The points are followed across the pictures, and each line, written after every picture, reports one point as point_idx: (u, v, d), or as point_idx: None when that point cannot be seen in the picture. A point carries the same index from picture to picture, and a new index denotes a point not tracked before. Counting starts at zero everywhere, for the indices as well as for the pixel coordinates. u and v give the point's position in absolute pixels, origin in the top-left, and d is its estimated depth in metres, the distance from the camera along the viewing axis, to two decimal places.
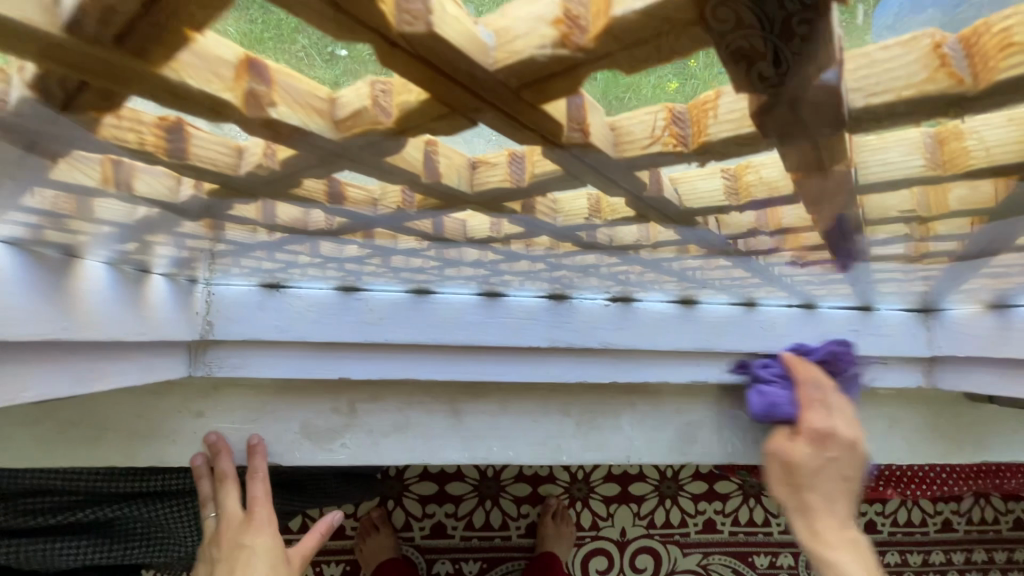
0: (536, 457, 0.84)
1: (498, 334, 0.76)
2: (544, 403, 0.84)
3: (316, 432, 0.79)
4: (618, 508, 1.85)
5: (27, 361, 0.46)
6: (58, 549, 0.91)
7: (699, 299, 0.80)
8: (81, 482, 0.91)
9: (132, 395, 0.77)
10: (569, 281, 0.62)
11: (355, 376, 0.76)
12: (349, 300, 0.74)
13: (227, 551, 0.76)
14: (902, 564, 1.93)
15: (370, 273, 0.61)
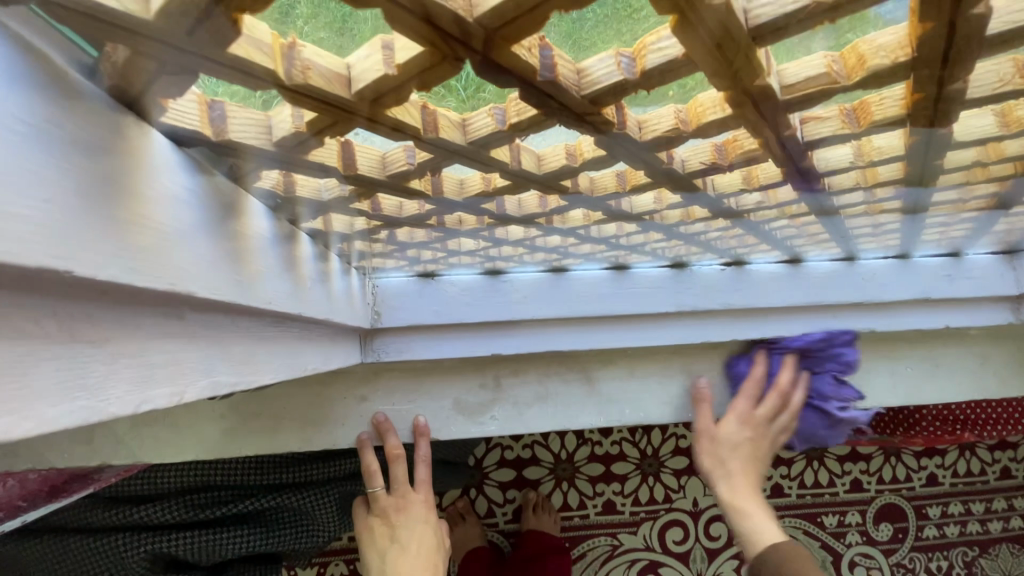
0: (666, 416, 0.91)
1: (630, 303, 0.84)
2: (668, 364, 0.92)
3: (467, 407, 0.88)
4: (689, 479, 1.86)
5: (308, 341, 0.53)
6: (222, 540, 0.94)
7: (806, 257, 0.86)
8: (239, 474, 0.96)
9: (301, 385, 0.84)
10: (713, 242, 0.69)
11: (506, 351, 0.84)
12: (497, 283, 0.81)
13: (405, 523, 0.86)
14: (967, 513, 1.98)
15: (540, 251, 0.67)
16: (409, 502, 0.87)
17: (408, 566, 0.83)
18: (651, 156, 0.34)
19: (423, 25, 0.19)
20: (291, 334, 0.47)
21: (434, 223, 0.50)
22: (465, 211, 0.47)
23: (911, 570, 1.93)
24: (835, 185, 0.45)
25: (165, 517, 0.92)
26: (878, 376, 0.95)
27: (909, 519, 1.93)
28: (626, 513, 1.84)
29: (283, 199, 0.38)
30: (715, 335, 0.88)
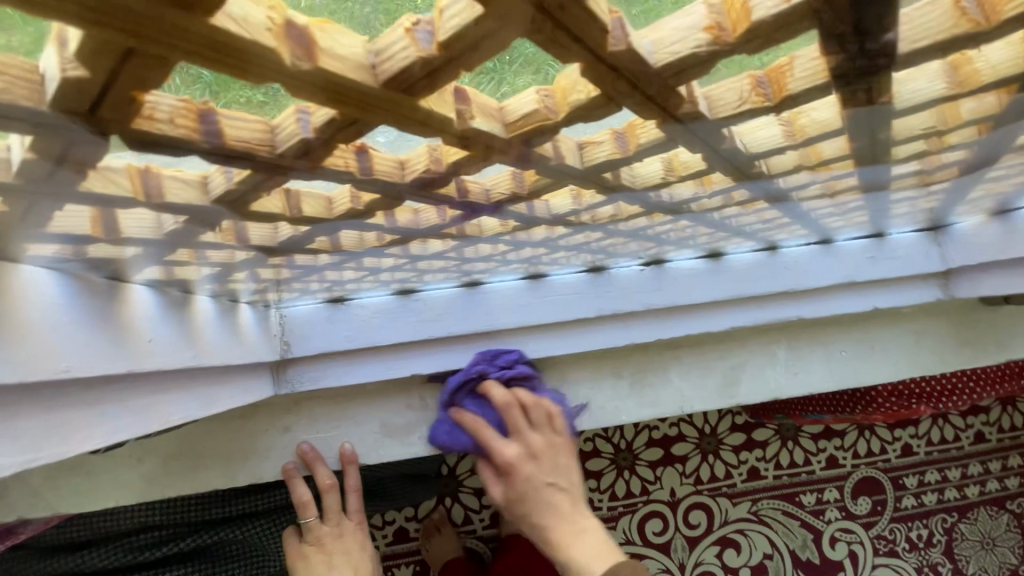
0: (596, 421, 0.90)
1: (549, 311, 0.82)
2: (598, 369, 0.90)
3: (394, 428, 0.84)
4: (664, 470, 1.82)
5: (167, 389, 0.51)
6: None
7: (726, 251, 0.85)
8: (174, 514, 0.91)
9: (221, 421, 0.81)
10: (611, 249, 0.68)
11: (425, 371, 0.81)
12: (408, 302, 0.80)
13: (341, 548, 0.85)
14: (943, 480, 1.99)
15: (431, 272, 0.65)
16: (344, 528, 0.86)
17: None
18: (438, 192, 0.33)
19: (14, 117, 0.19)
20: (132, 391, 0.45)
21: (282, 259, 0.48)
22: (303, 248, 0.45)
23: (891, 542, 1.94)
24: (676, 194, 0.43)
25: (101, 563, 0.89)
26: (810, 359, 0.95)
27: (886, 491, 1.94)
28: (603, 508, 1.78)
29: (78, 261, 0.36)
30: (640, 336, 0.87)
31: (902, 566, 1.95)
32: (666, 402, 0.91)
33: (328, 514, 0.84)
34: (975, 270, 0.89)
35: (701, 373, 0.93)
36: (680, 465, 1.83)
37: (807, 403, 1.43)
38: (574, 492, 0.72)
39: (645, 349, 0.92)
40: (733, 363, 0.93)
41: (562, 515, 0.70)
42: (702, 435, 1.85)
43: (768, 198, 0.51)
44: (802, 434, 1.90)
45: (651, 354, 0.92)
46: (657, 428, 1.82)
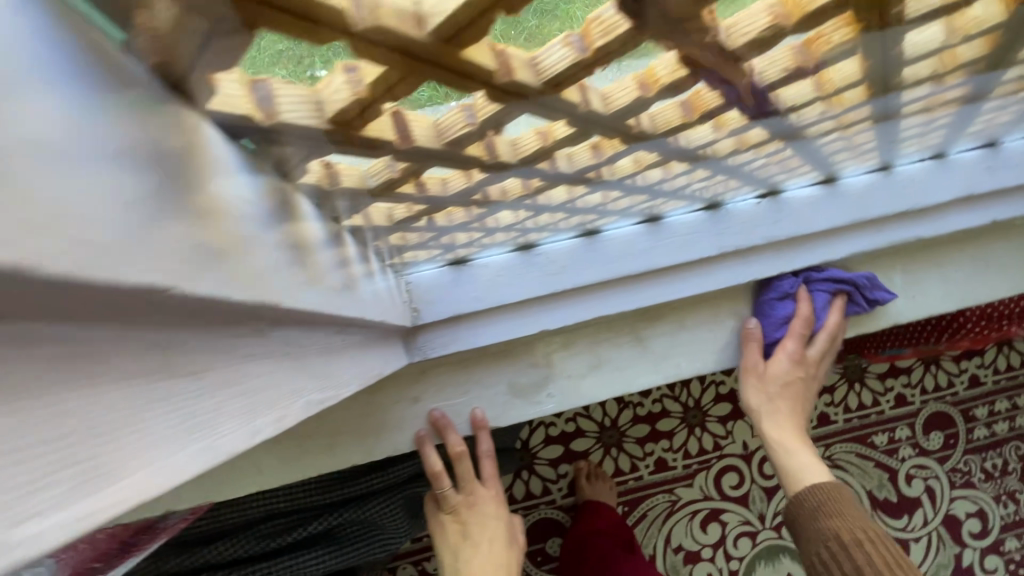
0: (721, 362, 0.89)
1: (669, 255, 0.80)
2: (716, 309, 0.89)
3: (523, 388, 0.84)
4: (735, 424, 1.85)
5: (353, 342, 0.55)
6: (299, 563, 0.94)
7: (842, 174, 0.82)
8: (302, 496, 0.97)
9: (358, 398, 0.82)
10: (710, 189, 0.71)
11: (554, 325, 0.81)
12: (531, 258, 0.78)
13: (475, 519, 0.89)
14: (1014, 408, 1.95)
15: (545, 225, 0.66)
16: (478, 498, 0.90)
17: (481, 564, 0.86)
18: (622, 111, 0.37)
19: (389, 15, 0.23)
20: (338, 342, 0.50)
21: (438, 211, 0.52)
22: (473, 193, 0.50)
23: (967, 474, 1.93)
24: (804, 102, 0.46)
25: (238, 552, 0.93)
26: (922, 287, 0.91)
27: (958, 424, 1.92)
28: (678, 467, 1.84)
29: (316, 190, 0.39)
30: (759, 271, 0.85)
31: (980, 496, 1.94)
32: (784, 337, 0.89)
33: (462, 484, 0.88)
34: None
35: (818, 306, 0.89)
36: (750, 417, 1.86)
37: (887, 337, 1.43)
38: (801, 398, 0.95)
39: (761, 286, 0.89)
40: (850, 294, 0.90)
41: (779, 417, 0.94)
42: None
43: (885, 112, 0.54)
44: (868, 374, 1.89)
45: (769, 290, 0.89)
46: (724, 382, 1.85)
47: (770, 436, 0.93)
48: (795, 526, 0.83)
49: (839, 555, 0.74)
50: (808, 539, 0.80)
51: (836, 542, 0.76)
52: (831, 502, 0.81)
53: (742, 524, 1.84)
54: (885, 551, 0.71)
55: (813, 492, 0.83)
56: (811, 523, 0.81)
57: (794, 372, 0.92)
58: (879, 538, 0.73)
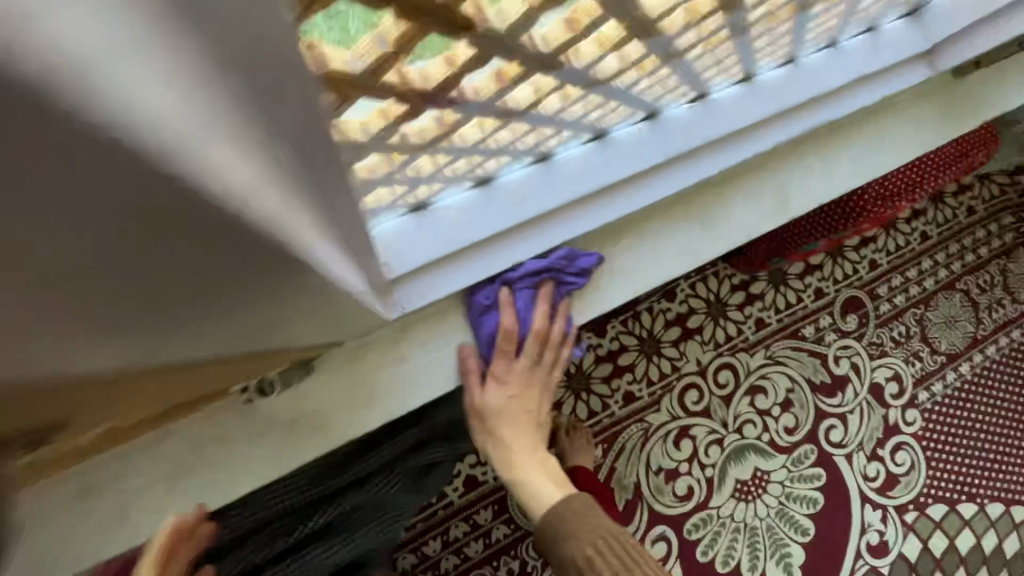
0: (682, 266, 0.91)
1: (623, 168, 0.82)
2: (668, 217, 0.90)
3: (506, 325, 0.85)
4: (686, 343, 1.99)
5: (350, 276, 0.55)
6: (310, 557, 0.94)
7: (755, 71, 0.87)
8: (294, 496, 0.94)
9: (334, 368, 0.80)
10: (652, 96, 0.75)
11: (528, 254, 0.83)
12: (491, 192, 0.78)
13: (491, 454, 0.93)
14: (907, 281, 2.21)
15: (509, 144, 0.69)
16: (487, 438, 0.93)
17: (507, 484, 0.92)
18: None
19: None
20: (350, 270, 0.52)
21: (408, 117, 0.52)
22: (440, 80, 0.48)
23: (880, 345, 2.16)
24: None
25: (257, 555, 0.94)
26: (840, 163, 0.99)
27: (867, 304, 2.15)
28: (644, 396, 1.94)
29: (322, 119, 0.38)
30: (703, 172, 0.87)
31: (893, 361, 2.17)
32: (735, 233, 0.93)
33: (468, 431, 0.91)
34: (951, 44, 0.94)
35: (755, 198, 0.94)
36: (698, 335, 2.00)
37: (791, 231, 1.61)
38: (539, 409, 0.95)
39: (705, 188, 0.91)
40: (781, 182, 0.95)
41: (527, 430, 0.93)
42: (708, 303, 2.03)
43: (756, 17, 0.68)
44: (788, 275, 2.09)
45: (712, 190, 0.92)
46: (669, 309, 1.98)
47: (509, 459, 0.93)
48: (545, 544, 0.88)
49: (597, 555, 0.84)
50: (561, 555, 0.87)
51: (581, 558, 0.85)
52: (570, 519, 0.88)
53: (710, 433, 1.97)
54: (621, 548, 0.84)
55: (562, 509, 0.88)
56: (555, 544, 0.88)
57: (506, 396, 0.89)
58: (615, 533, 0.86)
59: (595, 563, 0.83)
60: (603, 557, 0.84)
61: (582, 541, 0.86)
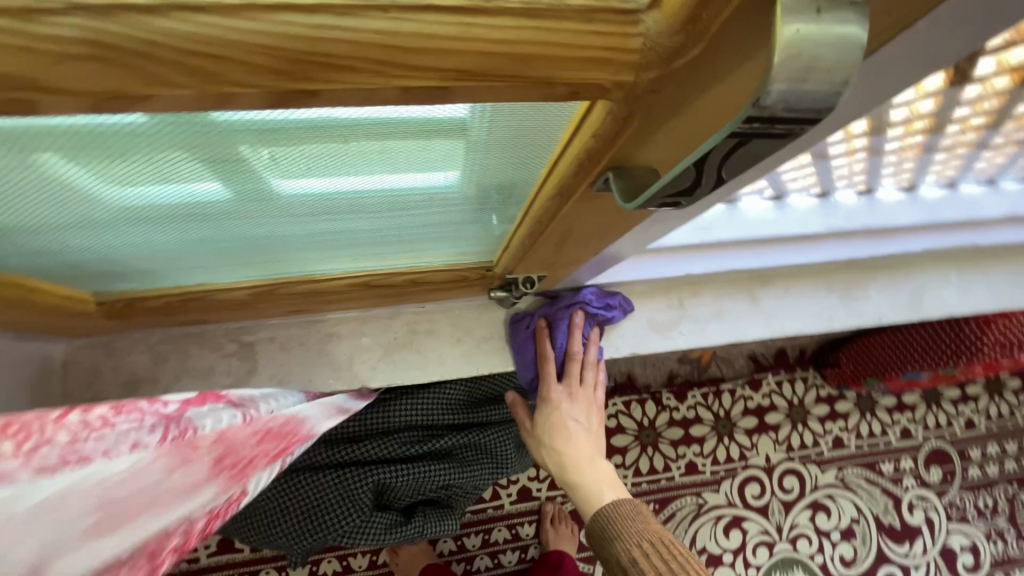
0: (816, 326, 1.03)
1: (795, 226, 0.95)
2: (814, 282, 1.04)
3: (660, 324, 0.97)
4: (760, 437, 2.00)
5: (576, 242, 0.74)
6: (427, 472, 1.02)
7: (921, 182, 0.99)
8: (435, 414, 1.03)
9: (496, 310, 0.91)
10: (831, 177, 0.91)
11: (698, 270, 0.93)
12: (783, 202, 0.96)
13: (565, 455, 0.85)
14: (1003, 453, 2.13)
15: (879, 168, 0.89)
16: (566, 437, 0.86)
17: (589, 476, 0.82)
18: None
19: None
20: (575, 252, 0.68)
21: None
22: None
23: (962, 510, 2.07)
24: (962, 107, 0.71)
25: (376, 453, 0.99)
26: (977, 287, 1.10)
27: (954, 461, 2.09)
28: (706, 472, 1.95)
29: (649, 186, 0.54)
30: (857, 252, 1.00)
31: (973, 532, 2.07)
32: (869, 313, 1.05)
33: (544, 423, 0.88)
34: None
35: (895, 290, 1.07)
36: (773, 433, 2.01)
37: (891, 341, 1.71)
38: (596, 430, 0.89)
39: (851, 267, 1.05)
40: (917, 284, 1.08)
41: (586, 444, 0.86)
42: (792, 405, 2.04)
43: (983, 111, 0.73)
44: (879, 406, 2.09)
45: (857, 271, 1.05)
46: (752, 397, 2.02)
47: (562, 469, 0.85)
48: (596, 548, 0.74)
49: (643, 557, 0.67)
50: (610, 558, 0.72)
51: (638, 547, 0.69)
52: (615, 520, 0.74)
53: (761, 534, 1.94)
54: (670, 556, 0.66)
55: (608, 508, 0.75)
56: (603, 545, 0.73)
57: (563, 402, 0.89)
58: (665, 539, 0.69)
59: (638, 565, 0.67)
60: (650, 559, 0.67)
61: (626, 542, 0.70)
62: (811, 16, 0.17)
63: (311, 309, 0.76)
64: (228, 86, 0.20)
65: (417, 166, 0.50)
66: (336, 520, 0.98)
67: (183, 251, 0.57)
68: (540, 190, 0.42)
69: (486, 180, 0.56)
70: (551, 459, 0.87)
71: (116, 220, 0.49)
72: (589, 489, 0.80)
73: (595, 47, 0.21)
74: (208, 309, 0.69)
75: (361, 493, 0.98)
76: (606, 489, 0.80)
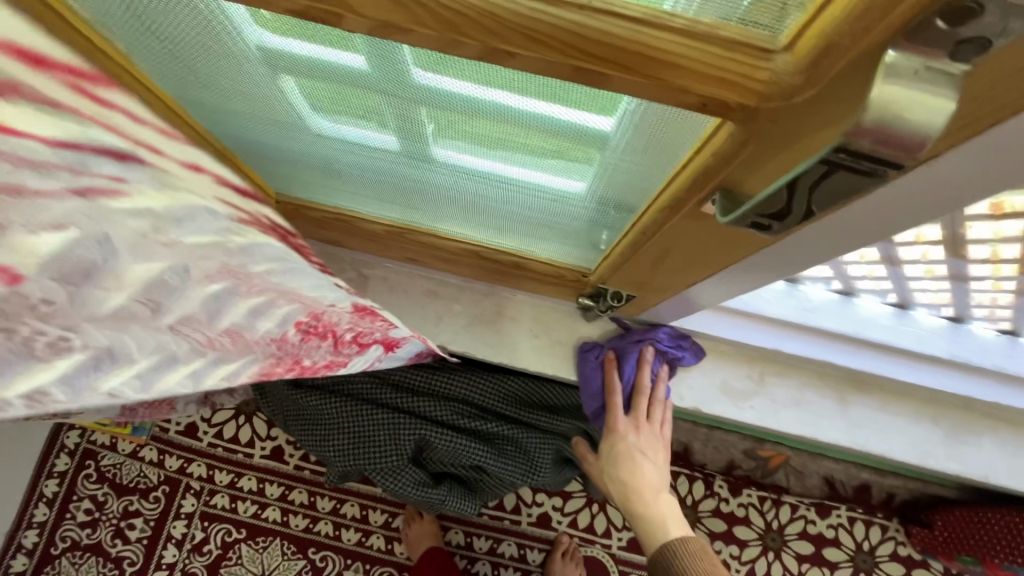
0: (906, 456, 0.94)
1: (909, 340, 0.90)
2: (917, 410, 0.96)
3: (733, 390, 0.94)
4: (811, 568, 1.81)
5: None
6: (467, 447, 1.07)
7: None
8: (490, 397, 1.09)
9: (577, 320, 0.96)
10: (969, 304, 0.84)
11: (789, 350, 0.91)
12: (904, 314, 0.91)
13: (632, 483, 0.90)
14: None
15: None
16: (633, 467, 0.90)
17: (655, 507, 0.88)
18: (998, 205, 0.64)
19: None
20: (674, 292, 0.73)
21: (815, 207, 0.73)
22: None
23: None
24: None
25: (430, 412, 1.07)
26: None
27: None
28: None
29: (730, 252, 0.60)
30: (980, 393, 0.91)
31: None
32: (975, 465, 0.94)
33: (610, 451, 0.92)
34: None
35: (1015, 451, 0.95)
36: (828, 570, 1.81)
37: (1001, 524, 1.48)
38: (663, 461, 0.92)
39: (966, 409, 0.96)
40: None
41: (654, 474, 0.90)
42: (858, 549, 1.82)
43: None
44: None
45: (972, 415, 0.96)
46: (815, 522, 1.82)
47: (629, 497, 0.90)
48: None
49: None
50: None
51: None
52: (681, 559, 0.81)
53: None
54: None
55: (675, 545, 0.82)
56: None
57: (630, 434, 0.91)
58: None
59: None
60: None
61: None
62: (907, 77, 0.22)
63: (423, 261, 0.87)
64: (459, 36, 0.29)
65: (551, 156, 0.57)
66: (378, 456, 1.06)
67: (352, 175, 0.70)
68: (654, 202, 0.47)
69: (607, 189, 0.61)
70: (619, 487, 0.92)
71: (309, 143, 0.64)
72: (657, 521, 0.87)
73: (729, 72, 0.27)
74: (349, 234, 0.82)
75: (407, 441, 1.06)
76: (674, 521, 0.86)
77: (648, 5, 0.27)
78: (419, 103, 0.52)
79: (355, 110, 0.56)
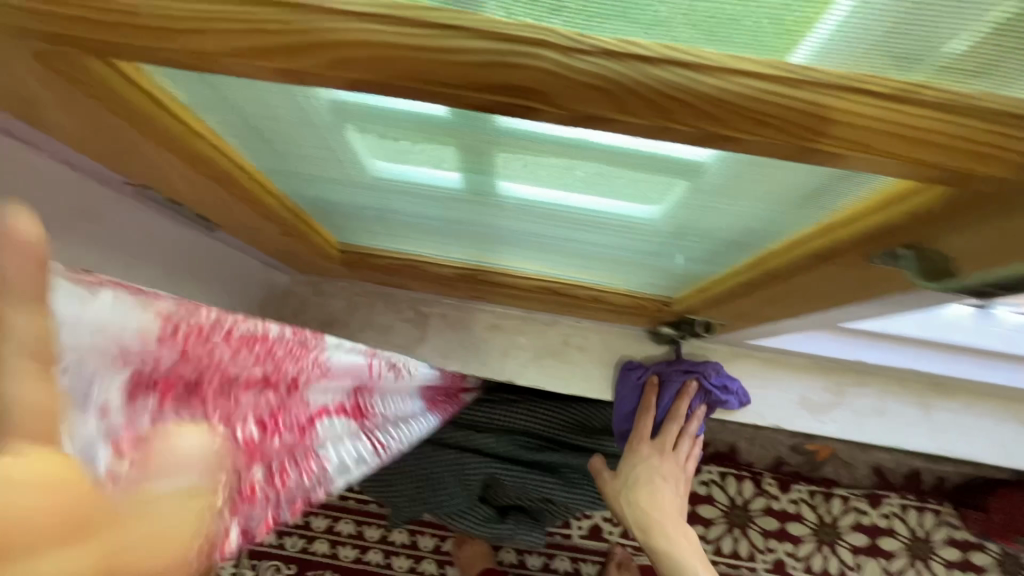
0: (993, 458, 0.91)
1: (993, 342, 0.87)
2: (1001, 409, 0.93)
3: (812, 404, 0.91)
4: (867, 559, 1.79)
5: None
6: (534, 480, 1.05)
7: None
8: (552, 428, 1.05)
9: (645, 342, 0.93)
10: None
11: (871, 360, 0.88)
12: (985, 313, 0.88)
13: (647, 502, 0.89)
14: None
15: None
16: (653, 483, 0.89)
17: (671, 532, 0.88)
18: None
19: None
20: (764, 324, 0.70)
21: None
22: None
23: None
24: None
25: (492, 448, 1.04)
26: None
27: None
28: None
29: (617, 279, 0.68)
30: None
31: None
32: None
33: (630, 467, 0.90)
34: None
35: None
36: (884, 560, 1.79)
37: None
38: (677, 491, 0.92)
39: None
40: None
41: (667, 498, 0.90)
42: (913, 537, 1.80)
43: None
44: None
45: None
46: (866, 513, 1.80)
47: (646, 517, 0.89)
48: None
49: None
50: None
51: None
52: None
53: None
54: None
55: None
56: None
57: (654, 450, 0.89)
58: None
59: None
60: None
61: None
62: None
63: (489, 298, 0.83)
64: (672, 123, 0.25)
65: (638, 188, 0.51)
66: (445, 496, 1.04)
67: (423, 221, 0.66)
68: (795, 247, 0.45)
69: (707, 225, 0.54)
70: (631, 505, 0.89)
71: (392, 199, 0.61)
72: (675, 547, 0.87)
73: (981, 137, 0.24)
74: (414, 277, 0.79)
75: (473, 479, 1.03)
76: (689, 548, 0.88)
77: (836, 73, 0.24)
78: (499, 145, 0.45)
79: (425, 159, 0.51)
